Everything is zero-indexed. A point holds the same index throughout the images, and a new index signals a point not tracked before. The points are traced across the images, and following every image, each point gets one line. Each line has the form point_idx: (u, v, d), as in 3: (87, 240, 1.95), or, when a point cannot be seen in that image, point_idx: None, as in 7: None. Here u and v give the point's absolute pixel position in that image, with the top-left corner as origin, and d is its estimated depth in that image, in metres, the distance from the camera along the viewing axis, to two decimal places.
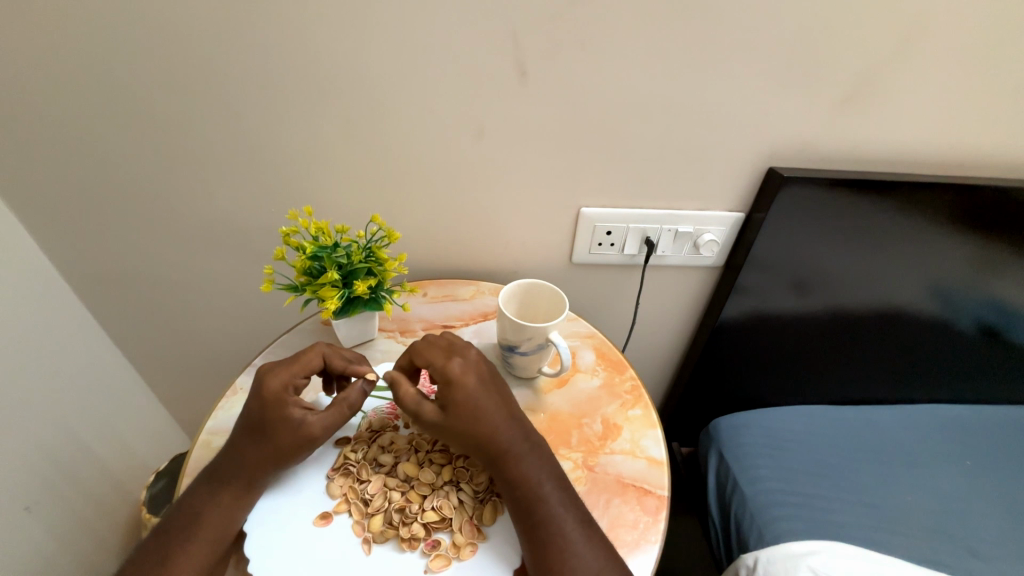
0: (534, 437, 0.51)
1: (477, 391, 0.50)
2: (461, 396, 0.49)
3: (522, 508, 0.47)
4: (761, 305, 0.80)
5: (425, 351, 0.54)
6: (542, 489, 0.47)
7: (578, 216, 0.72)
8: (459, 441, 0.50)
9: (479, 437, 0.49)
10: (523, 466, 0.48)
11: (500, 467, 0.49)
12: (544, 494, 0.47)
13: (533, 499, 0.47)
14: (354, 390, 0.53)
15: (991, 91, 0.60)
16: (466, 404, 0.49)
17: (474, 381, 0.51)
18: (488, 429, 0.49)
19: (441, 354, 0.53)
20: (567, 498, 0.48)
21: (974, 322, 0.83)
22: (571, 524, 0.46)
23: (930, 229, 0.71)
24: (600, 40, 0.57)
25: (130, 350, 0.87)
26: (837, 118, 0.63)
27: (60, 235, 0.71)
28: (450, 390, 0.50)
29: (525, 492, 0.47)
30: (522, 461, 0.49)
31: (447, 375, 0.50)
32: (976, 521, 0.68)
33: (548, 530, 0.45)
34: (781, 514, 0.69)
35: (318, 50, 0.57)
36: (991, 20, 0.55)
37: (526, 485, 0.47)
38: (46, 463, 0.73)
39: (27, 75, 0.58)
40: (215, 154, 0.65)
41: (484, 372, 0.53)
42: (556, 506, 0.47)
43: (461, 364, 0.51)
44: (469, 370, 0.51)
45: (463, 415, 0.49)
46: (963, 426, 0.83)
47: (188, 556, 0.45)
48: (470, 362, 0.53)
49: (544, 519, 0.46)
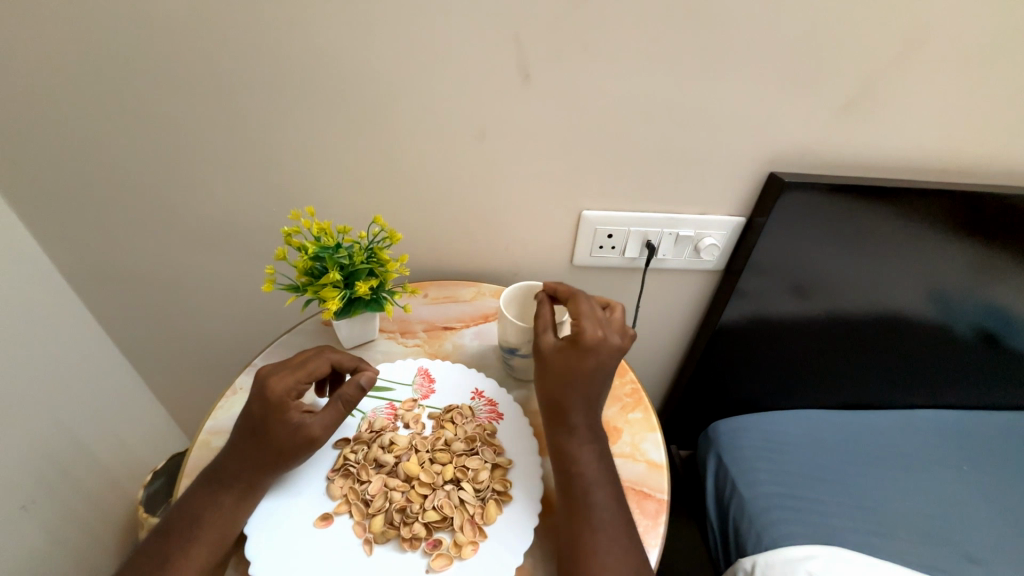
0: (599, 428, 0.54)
1: (597, 361, 0.52)
2: (580, 357, 0.52)
3: (567, 482, 0.50)
4: (761, 308, 0.80)
5: (583, 308, 0.54)
6: (590, 476, 0.50)
7: (579, 219, 0.72)
8: (545, 390, 0.53)
9: (559, 396, 0.52)
10: (578, 448, 0.51)
11: (561, 436, 0.52)
12: (594, 480, 0.49)
13: (581, 481, 0.49)
14: (351, 385, 0.52)
15: (988, 98, 0.61)
16: (577, 364, 0.52)
17: (602, 353, 0.52)
18: (576, 394, 0.52)
19: (594, 320, 0.53)
20: (615, 496, 0.49)
21: (973, 327, 0.83)
22: (604, 520, 0.47)
23: (930, 235, 0.71)
24: (602, 44, 0.57)
25: (129, 349, 0.86)
26: (837, 124, 0.63)
27: (60, 235, 0.71)
28: (577, 348, 0.52)
29: (572, 470, 0.50)
30: (581, 443, 0.51)
31: (579, 338, 0.52)
32: (975, 527, 0.68)
33: (587, 513, 0.47)
34: (781, 518, 0.69)
35: (322, 52, 0.58)
36: (989, 28, 0.56)
37: (579, 464, 0.50)
38: (43, 462, 0.73)
39: (29, 73, 0.58)
40: (217, 153, 0.65)
41: (610, 356, 0.52)
42: (597, 498, 0.48)
43: (603, 334, 0.52)
44: (605, 347, 0.52)
45: (567, 368, 0.52)
46: (960, 432, 0.84)
47: (188, 557, 0.45)
48: (607, 340, 0.52)
49: (582, 502, 0.48)
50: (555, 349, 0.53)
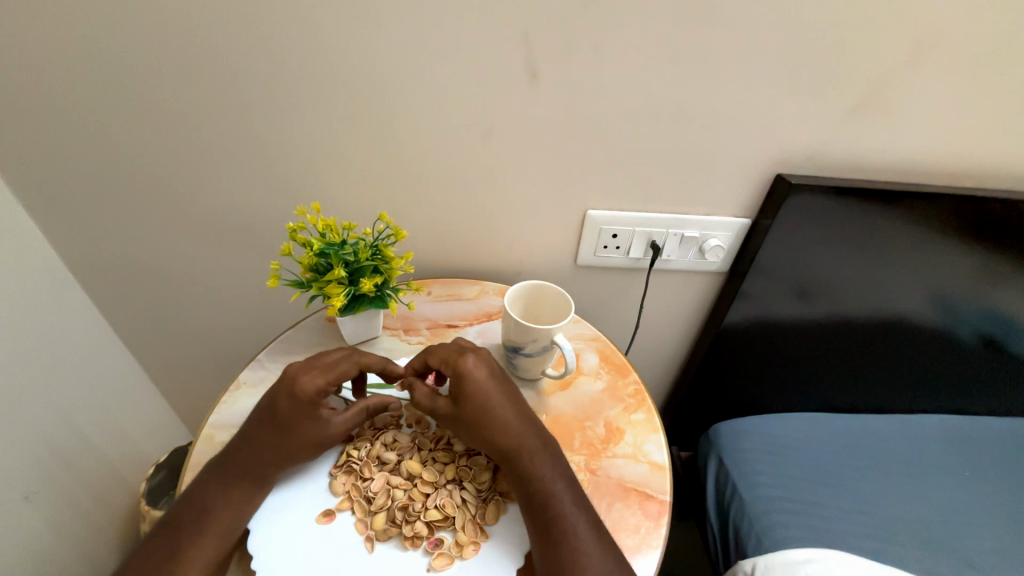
0: (548, 435, 0.52)
1: (488, 385, 0.51)
2: (472, 389, 0.51)
3: (533, 503, 0.47)
4: (765, 310, 0.80)
5: (439, 351, 0.55)
6: (554, 486, 0.48)
7: (584, 218, 0.72)
8: (471, 435, 0.51)
9: (489, 432, 0.50)
10: (533, 462, 0.49)
11: (512, 462, 0.49)
12: (554, 493, 0.47)
13: (544, 498, 0.47)
14: (378, 400, 0.56)
15: (997, 102, 0.61)
16: (476, 400, 0.50)
17: (484, 375, 0.52)
18: (501, 423, 0.50)
19: (454, 352, 0.54)
20: (579, 499, 0.48)
21: (974, 332, 0.83)
22: (581, 524, 0.46)
23: (934, 240, 0.71)
24: (610, 44, 0.57)
25: (133, 342, 0.87)
26: (844, 128, 0.63)
27: (64, 227, 0.71)
28: (459, 383, 0.51)
29: (537, 487, 0.48)
30: (535, 457, 0.49)
31: (459, 370, 0.51)
32: (977, 533, 0.68)
33: (558, 526, 0.45)
34: (781, 521, 0.69)
35: (328, 49, 0.57)
36: (999, 33, 0.55)
37: (538, 481, 0.48)
38: (46, 453, 0.73)
39: (35, 66, 0.57)
40: (223, 148, 0.65)
41: (494, 367, 0.54)
42: (568, 505, 0.47)
43: (474, 359, 0.52)
44: (481, 367, 0.52)
45: (476, 407, 0.50)
46: (962, 438, 0.83)
47: (192, 552, 0.45)
48: (483, 358, 0.53)
49: (555, 517, 0.46)
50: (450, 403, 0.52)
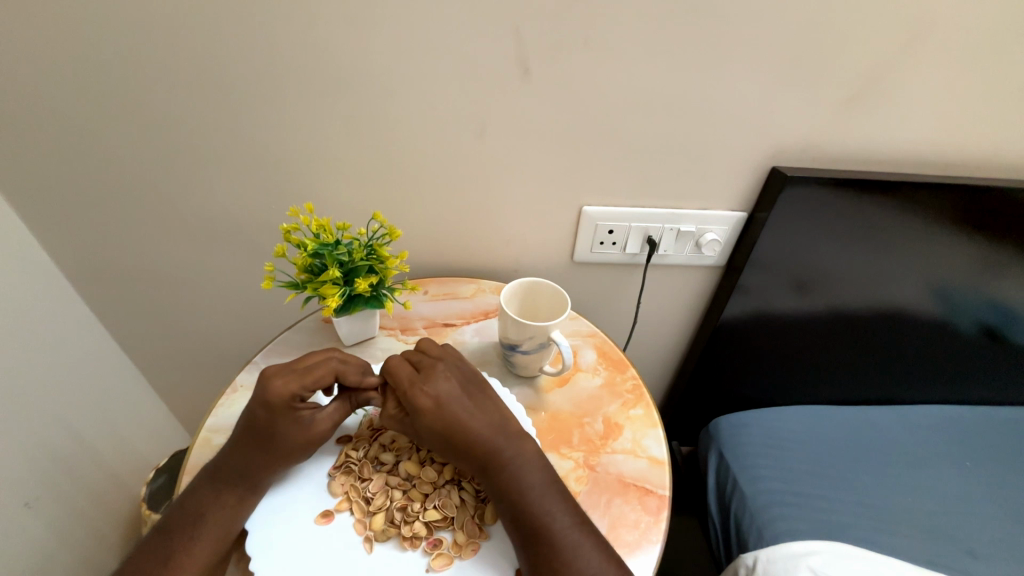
0: (514, 444, 0.50)
1: (435, 415, 0.50)
2: (422, 420, 0.50)
3: (507, 519, 0.47)
4: (763, 304, 0.80)
5: (390, 373, 0.54)
6: (522, 500, 0.47)
7: (580, 215, 0.72)
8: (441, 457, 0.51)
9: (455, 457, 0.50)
10: (500, 479, 0.48)
11: (483, 480, 0.49)
12: (529, 504, 0.47)
13: (515, 512, 0.47)
14: (361, 393, 0.55)
15: (993, 91, 0.60)
16: (434, 427, 0.50)
17: (429, 405, 0.50)
18: (460, 448, 0.49)
19: (402, 375, 0.53)
20: (551, 507, 0.47)
21: (974, 322, 0.83)
22: (555, 534, 0.45)
23: (932, 229, 0.71)
24: (605, 39, 0.57)
25: (130, 347, 0.86)
26: (840, 119, 0.63)
27: (58, 232, 0.71)
28: (412, 415, 0.51)
29: (506, 503, 0.47)
30: (500, 473, 0.48)
31: (407, 401, 0.51)
32: (979, 522, 0.68)
33: (530, 540, 0.45)
34: (782, 514, 0.69)
35: (322, 47, 0.57)
36: (995, 21, 0.55)
37: (507, 496, 0.47)
38: (45, 459, 0.73)
39: (26, 71, 0.57)
40: (217, 151, 0.65)
41: (449, 386, 0.52)
42: (538, 516, 0.46)
43: (416, 389, 0.51)
44: (428, 394, 0.51)
45: (433, 437, 0.50)
46: (965, 427, 0.83)
47: (190, 556, 0.45)
48: (432, 382, 0.52)
49: (528, 531, 0.45)
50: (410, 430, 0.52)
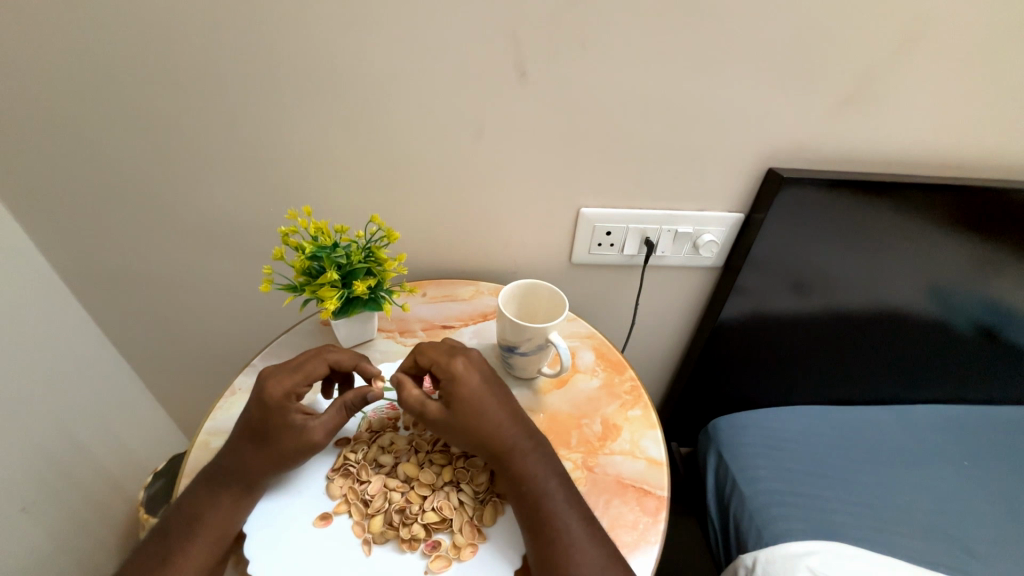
0: (539, 435, 0.52)
1: (478, 390, 0.51)
2: (464, 392, 0.50)
3: (527, 504, 0.47)
4: (761, 305, 0.80)
5: (430, 350, 0.54)
6: (547, 486, 0.48)
7: (578, 216, 0.72)
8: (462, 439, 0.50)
9: (482, 436, 0.49)
10: (526, 462, 0.49)
11: (504, 464, 0.49)
12: (548, 492, 0.47)
13: (538, 496, 0.47)
14: (354, 395, 0.52)
15: (988, 92, 0.61)
16: (471, 401, 0.50)
17: (474, 380, 0.51)
18: (493, 427, 0.50)
19: (444, 353, 0.54)
20: (571, 498, 0.48)
21: (972, 322, 0.83)
22: (575, 521, 0.46)
23: (929, 230, 0.71)
24: (601, 42, 0.57)
25: (128, 350, 0.86)
26: (835, 121, 0.63)
27: (56, 236, 0.71)
28: (453, 386, 0.50)
29: (530, 486, 0.47)
30: (527, 457, 0.49)
31: (451, 373, 0.51)
32: (977, 521, 0.68)
33: (551, 525, 0.45)
34: (781, 514, 0.69)
35: (320, 51, 0.57)
36: (989, 22, 0.56)
37: (532, 480, 0.48)
38: (42, 463, 0.72)
39: (24, 75, 0.57)
40: (215, 154, 0.65)
41: (485, 370, 0.54)
42: (561, 503, 0.47)
43: (463, 363, 0.52)
44: (471, 370, 0.52)
45: (470, 411, 0.50)
46: (963, 426, 0.83)
47: (188, 558, 0.45)
48: (473, 362, 0.53)
49: (549, 516, 0.46)
50: (439, 405, 0.51)
